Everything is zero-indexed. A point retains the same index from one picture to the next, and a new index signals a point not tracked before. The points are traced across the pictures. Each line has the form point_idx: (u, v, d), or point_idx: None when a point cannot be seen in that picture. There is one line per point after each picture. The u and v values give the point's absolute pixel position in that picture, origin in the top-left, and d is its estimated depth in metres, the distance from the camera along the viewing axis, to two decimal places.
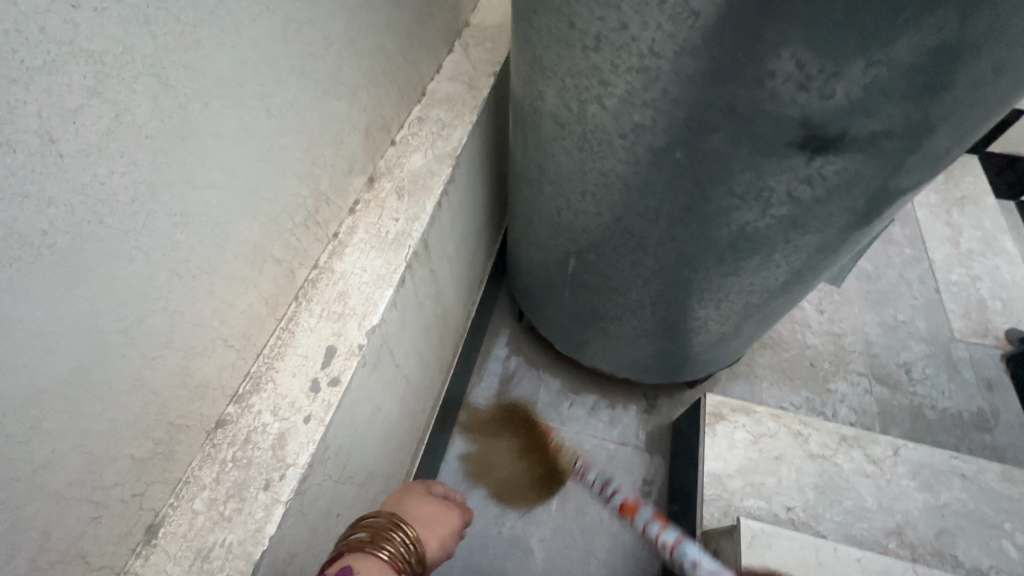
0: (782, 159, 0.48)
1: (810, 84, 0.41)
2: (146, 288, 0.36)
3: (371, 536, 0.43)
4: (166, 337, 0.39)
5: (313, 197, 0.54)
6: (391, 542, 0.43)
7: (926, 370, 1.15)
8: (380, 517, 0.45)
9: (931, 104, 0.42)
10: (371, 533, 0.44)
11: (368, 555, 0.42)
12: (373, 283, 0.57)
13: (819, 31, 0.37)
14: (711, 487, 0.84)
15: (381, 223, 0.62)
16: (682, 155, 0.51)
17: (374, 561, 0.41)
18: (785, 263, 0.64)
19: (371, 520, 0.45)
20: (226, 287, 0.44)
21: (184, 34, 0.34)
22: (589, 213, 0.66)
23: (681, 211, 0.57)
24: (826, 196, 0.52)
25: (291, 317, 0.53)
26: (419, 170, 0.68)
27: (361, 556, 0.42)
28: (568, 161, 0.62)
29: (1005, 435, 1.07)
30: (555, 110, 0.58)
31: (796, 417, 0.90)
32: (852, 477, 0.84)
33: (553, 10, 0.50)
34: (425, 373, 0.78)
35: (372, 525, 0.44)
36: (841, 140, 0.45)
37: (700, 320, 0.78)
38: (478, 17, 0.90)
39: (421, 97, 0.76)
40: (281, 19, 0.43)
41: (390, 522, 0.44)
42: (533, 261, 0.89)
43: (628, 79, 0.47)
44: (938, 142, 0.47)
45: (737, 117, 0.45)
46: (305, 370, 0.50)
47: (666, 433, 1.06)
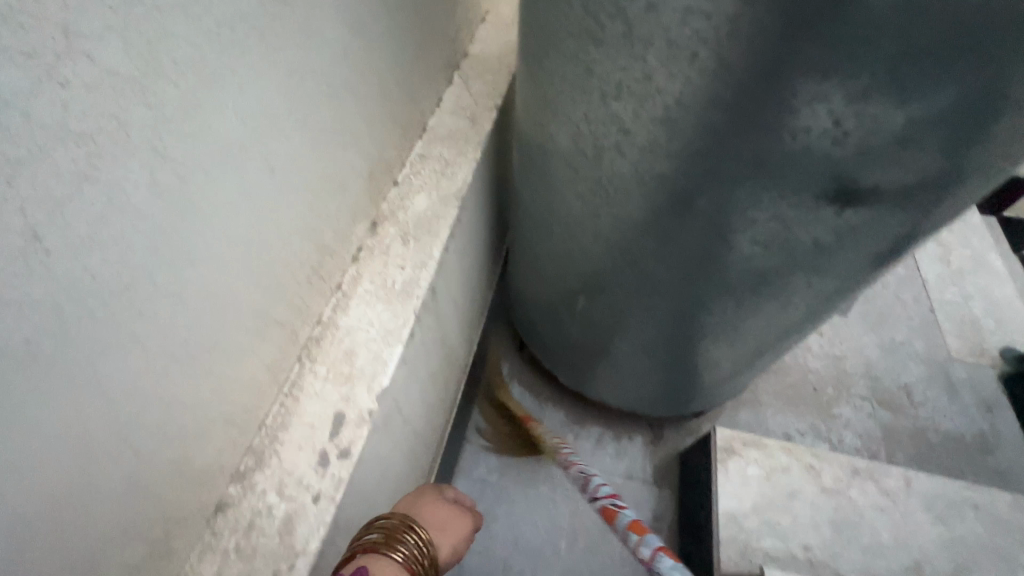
0: (810, 210, 0.46)
1: (845, 140, 0.39)
2: (142, 378, 0.33)
3: (385, 536, 0.41)
4: (163, 427, 0.35)
5: (316, 251, 0.51)
6: (405, 543, 0.41)
7: (927, 392, 1.15)
8: (394, 518, 0.43)
9: (965, 157, 0.41)
10: (386, 532, 0.41)
11: (383, 557, 0.39)
12: (381, 340, 0.53)
13: (858, 89, 0.36)
14: (727, 528, 0.82)
15: (387, 272, 0.59)
16: (704, 206, 0.49)
17: (389, 564, 0.39)
18: (803, 304, 0.63)
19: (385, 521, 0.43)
20: (226, 361, 0.40)
21: (184, 100, 0.31)
22: (602, 255, 0.64)
23: (701, 257, 0.55)
24: (850, 242, 0.51)
25: (294, 381, 0.50)
26: (423, 213, 0.65)
27: (375, 558, 0.39)
28: (580, 204, 0.60)
29: (1007, 456, 1.08)
30: (568, 153, 0.56)
31: (808, 450, 0.88)
32: (867, 511, 0.83)
33: (568, 56, 0.48)
34: (430, 420, 0.75)
35: (387, 526, 0.42)
36: (872, 192, 0.44)
37: (711, 358, 0.77)
38: (477, 47, 0.88)
39: (422, 133, 0.73)
40: (285, 72, 0.40)
41: (405, 522, 0.42)
42: (538, 296, 0.87)
43: (651, 129, 0.45)
44: (967, 191, 0.46)
45: (766, 170, 0.43)
46: (312, 442, 0.47)
47: (673, 465, 1.04)
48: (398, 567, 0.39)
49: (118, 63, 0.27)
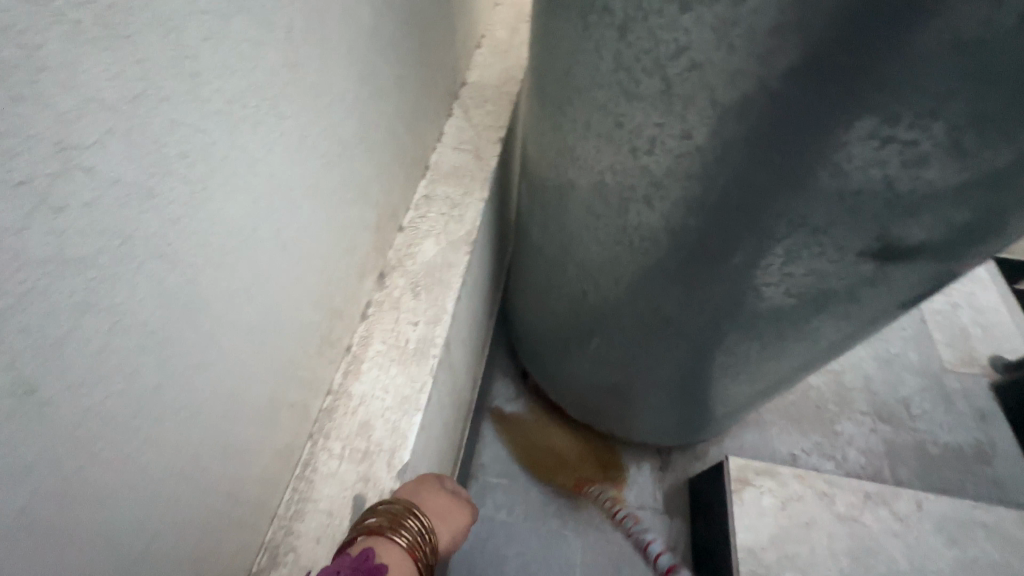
0: (849, 264, 0.45)
1: (896, 202, 0.38)
2: (152, 507, 0.29)
3: (391, 520, 0.40)
4: (174, 553, 0.31)
5: (327, 318, 0.47)
6: (410, 528, 0.40)
7: (924, 404, 1.17)
8: (398, 503, 0.41)
9: (1012, 215, 0.40)
10: (391, 517, 0.40)
11: (389, 540, 0.38)
12: (398, 408, 0.50)
13: (917, 155, 0.34)
14: (746, 562, 0.81)
15: (399, 329, 0.55)
16: (738, 259, 0.47)
17: (395, 548, 0.38)
18: (826, 345, 0.62)
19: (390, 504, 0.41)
20: (239, 461, 0.36)
21: (193, 194, 0.27)
22: (621, 299, 0.62)
23: (728, 306, 0.54)
24: (884, 291, 0.50)
25: (308, 462, 0.46)
26: (432, 261, 0.61)
27: (380, 541, 0.38)
28: (600, 250, 0.58)
29: (1004, 466, 1.10)
30: (589, 201, 0.54)
31: (820, 476, 0.88)
32: (882, 537, 0.83)
33: (595, 107, 0.45)
34: (442, 471, 0.71)
35: (392, 510, 0.41)
36: (915, 247, 0.43)
37: (728, 393, 0.75)
38: (475, 75, 0.84)
39: (425, 172, 0.70)
40: (296, 139, 0.36)
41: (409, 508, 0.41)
42: (546, 331, 0.84)
43: (686, 185, 0.43)
44: (1005, 242, 0.45)
45: (808, 229, 0.42)
46: (332, 532, 0.43)
47: (683, 492, 1.02)
48: (404, 553, 0.38)
49: (122, 169, 0.23)
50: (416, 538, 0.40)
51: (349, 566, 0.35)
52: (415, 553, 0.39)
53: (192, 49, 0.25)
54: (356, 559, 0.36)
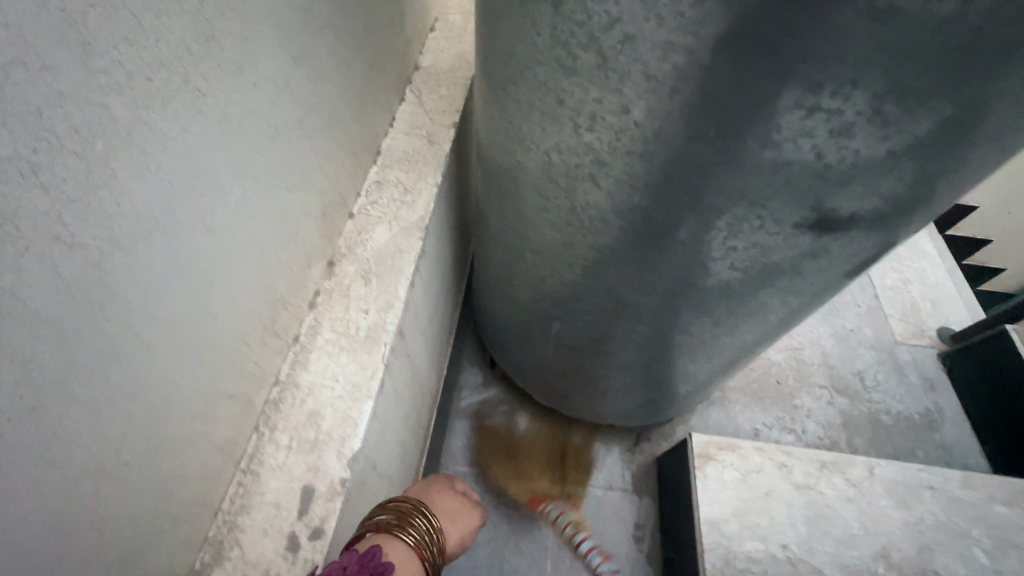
0: (789, 237, 0.46)
1: (828, 172, 0.38)
2: (68, 506, 0.27)
3: (398, 519, 0.43)
4: (97, 554, 0.30)
5: (269, 308, 0.45)
6: (416, 527, 0.43)
7: (878, 376, 1.21)
8: (408, 502, 0.44)
9: (940, 183, 0.41)
10: (398, 514, 0.43)
11: (395, 538, 0.41)
12: (348, 395, 0.49)
13: (844, 125, 0.35)
14: (710, 535, 0.83)
15: (349, 318, 0.54)
16: (684, 236, 0.47)
17: (402, 546, 0.41)
18: (777, 320, 0.63)
19: (397, 503, 0.45)
20: (171, 457, 0.35)
21: (90, 172, 0.25)
22: (577, 282, 0.62)
23: (679, 284, 0.54)
24: (825, 264, 0.51)
25: (253, 455, 0.45)
26: (384, 247, 0.60)
27: (388, 538, 0.41)
28: (553, 232, 0.58)
29: (951, 432, 1.16)
30: (539, 182, 0.53)
31: (779, 449, 0.91)
32: (838, 504, 0.86)
33: (537, 85, 0.45)
34: (405, 461, 0.70)
35: (399, 509, 0.44)
36: (850, 219, 0.44)
37: (688, 372, 0.76)
38: (428, 59, 0.83)
39: (376, 158, 0.68)
40: (218, 119, 0.35)
41: (417, 508, 0.44)
42: (509, 317, 0.84)
43: (628, 161, 0.43)
44: (936, 211, 0.46)
45: (748, 202, 0.42)
46: (278, 525, 0.42)
47: (651, 471, 1.04)
48: (408, 550, 0.41)
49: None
50: (421, 537, 0.42)
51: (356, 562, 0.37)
52: (420, 552, 0.41)
53: (77, 17, 0.24)
54: (363, 555, 0.38)
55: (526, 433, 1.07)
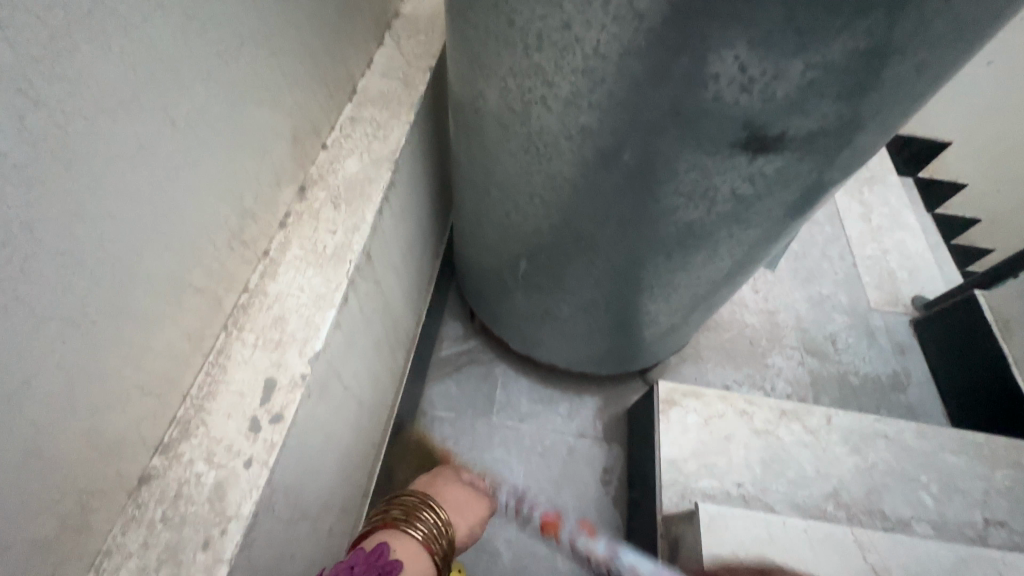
0: (726, 159, 0.48)
1: (752, 86, 0.41)
2: (31, 342, 0.31)
3: (405, 515, 0.53)
4: (65, 396, 0.33)
5: (237, 215, 0.49)
6: (423, 521, 0.53)
7: (849, 339, 1.25)
8: (415, 502, 0.55)
9: (861, 103, 0.43)
10: (405, 511, 0.53)
11: (404, 533, 0.51)
12: (312, 303, 0.52)
13: (760, 34, 0.37)
14: (668, 473, 0.87)
15: (317, 237, 0.57)
16: (630, 158, 0.50)
17: (410, 544, 0.51)
18: (728, 256, 0.66)
19: (405, 500, 0.55)
20: (136, 328, 0.38)
21: (51, 38, 0.29)
22: (538, 215, 0.65)
23: (630, 212, 0.57)
24: (765, 192, 0.54)
25: (221, 350, 0.48)
26: (355, 176, 0.63)
27: (398, 536, 0.51)
28: (513, 163, 0.60)
29: (916, 393, 1.19)
30: (498, 110, 0.56)
31: (741, 397, 0.95)
32: (793, 448, 0.90)
33: (491, 7, 0.47)
34: (376, 388, 0.74)
35: (405, 506, 0.54)
36: (782, 140, 0.46)
37: (650, 314, 0.80)
38: (409, 7, 0.84)
39: (352, 96, 0.71)
40: (180, 18, 0.37)
41: (422, 504, 0.54)
42: (482, 262, 0.87)
43: (573, 81, 0.46)
44: (866, 139, 0.49)
45: (681, 119, 0.45)
46: (242, 409, 0.46)
47: (622, 420, 1.08)
48: (418, 544, 0.51)
49: None
50: (429, 531, 0.52)
51: (365, 561, 0.47)
52: (429, 545, 0.51)
53: None
54: (372, 554, 0.47)
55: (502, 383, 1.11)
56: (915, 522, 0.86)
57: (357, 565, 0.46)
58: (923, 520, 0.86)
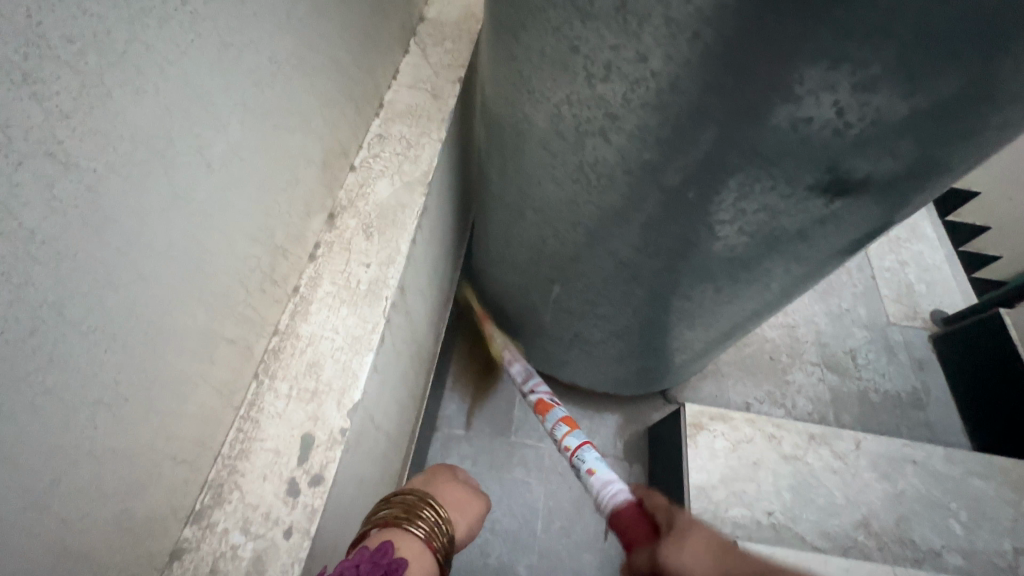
0: (800, 200, 0.45)
1: (846, 131, 0.37)
2: (61, 435, 0.27)
3: (405, 512, 0.45)
4: (97, 483, 0.30)
5: (269, 254, 0.45)
6: (424, 519, 0.44)
7: (869, 355, 1.23)
8: (412, 494, 0.46)
9: (957, 147, 0.40)
10: (404, 508, 0.45)
11: (406, 532, 0.43)
12: (348, 347, 0.48)
13: (866, 78, 0.34)
14: (697, 500, 0.85)
15: (349, 271, 0.53)
16: (693, 195, 0.47)
17: (412, 540, 0.43)
18: (778, 289, 0.63)
19: (403, 496, 0.47)
20: (171, 393, 0.35)
21: (83, 88, 0.25)
22: (580, 243, 0.62)
23: (683, 246, 0.54)
24: (833, 231, 0.50)
25: (253, 402, 0.45)
26: (386, 202, 0.59)
27: (397, 532, 0.43)
28: (558, 191, 0.57)
29: (936, 410, 1.18)
30: (546, 137, 0.52)
31: (770, 421, 0.92)
32: (822, 474, 0.88)
33: (550, 31, 0.43)
34: (401, 420, 0.71)
35: (405, 502, 0.46)
36: (864, 182, 0.43)
37: (684, 340, 0.77)
38: (434, 11, 0.80)
39: (378, 110, 0.66)
40: (217, 47, 0.33)
41: (423, 500, 0.46)
42: (508, 281, 0.84)
43: (641, 114, 0.42)
44: (948, 180, 0.45)
45: (761, 160, 0.41)
46: (278, 470, 0.42)
47: (643, 440, 1.05)
48: (420, 544, 0.43)
49: None
50: (430, 528, 0.44)
51: (370, 560, 0.40)
52: (432, 544, 0.43)
53: None
54: (375, 554, 0.39)
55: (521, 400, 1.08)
56: (946, 551, 0.84)
57: (357, 567, 0.38)
58: (954, 549, 0.85)
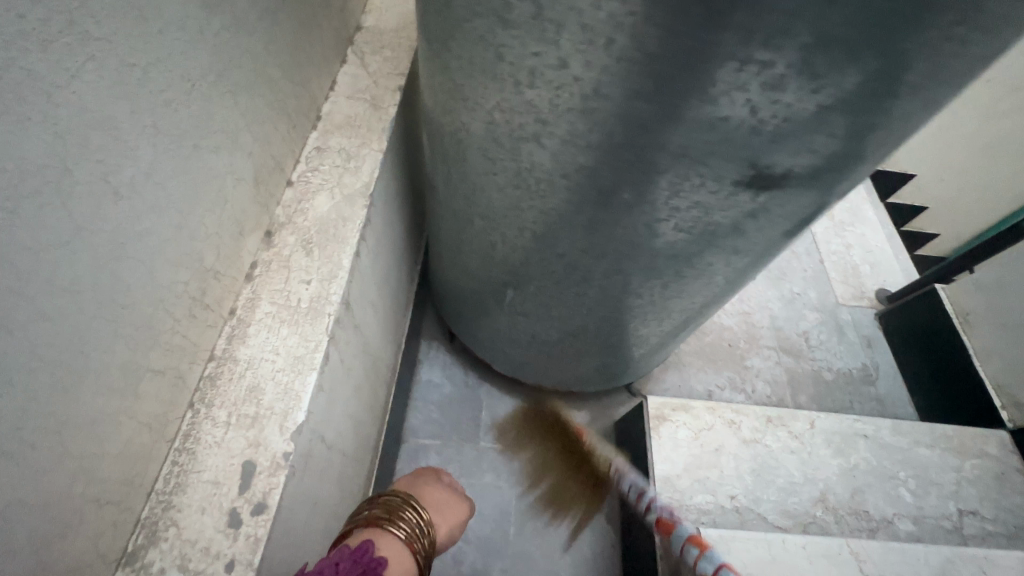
0: (729, 196, 0.46)
1: (761, 128, 0.39)
2: None
3: (388, 513, 0.47)
4: (4, 537, 0.28)
5: (197, 278, 0.43)
6: (407, 520, 0.46)
7: (821, 335, 1.28)
8: (397, 496, 0.48)
9: (867, 139, 0.42)
10: (388, 509, 0.47)
11: (387, 532, 0.45)
12: (290, 369, 0.47)
13: (774, 78, 0.35)
14: (663, 491, 0.86)
15: (289, 289, 0.51)
16: (628, 196, 0.47)
17: (394, 540, 0.45)
18: (722, 281, 0.65)
19: (388, 499, 0.49)
20: (89, 433, 0.33)
21: None
22: (527, 247, 0.62)
23: (626, 245, 0.55)
24: (764, 223, 0.52)
25: (188, 433, 0.43)
26: (326, 216, 0.57)
27: (379, 532, 0.45)
28: (500, 197, 0.57)
29: (885, 384, 1.22)
30: (483, 144, 0.52)
31: (729, 407, 0.95)
32: (780, 454, 0.91)
33: (476, 39, 0.43)
34: (359, 435, 0.69)
35: (389, 504, 0.48)
36: (787, 175, 0.44)
37: (640, 335, 0.78)
38: (372, 19, 0.78)
39: (316, 122, 0.65)
40: (115, 69, 0.32)
41: (405, 502, 0.48)
42: (464, 287, 0.83)
43: (570, 119, 0.42)
44: (865, 169, 0.48)
45: (687, 160, 0.42)
46: (218, 501, 0.40)
47: (610, 435, 1.07)
48: (401, 544, 0.45)
49: None
50: (412, 530, 0.46)
51: (349, 558, 0.40)
52: (413, 544, 0.45)
53: None
54: (356, 550, 0.41)
55: (488, 404, 1.08)
56: (897, 518, 0.89)
57: (341, 563, 0.39)
58: (904, 516, 0.89)
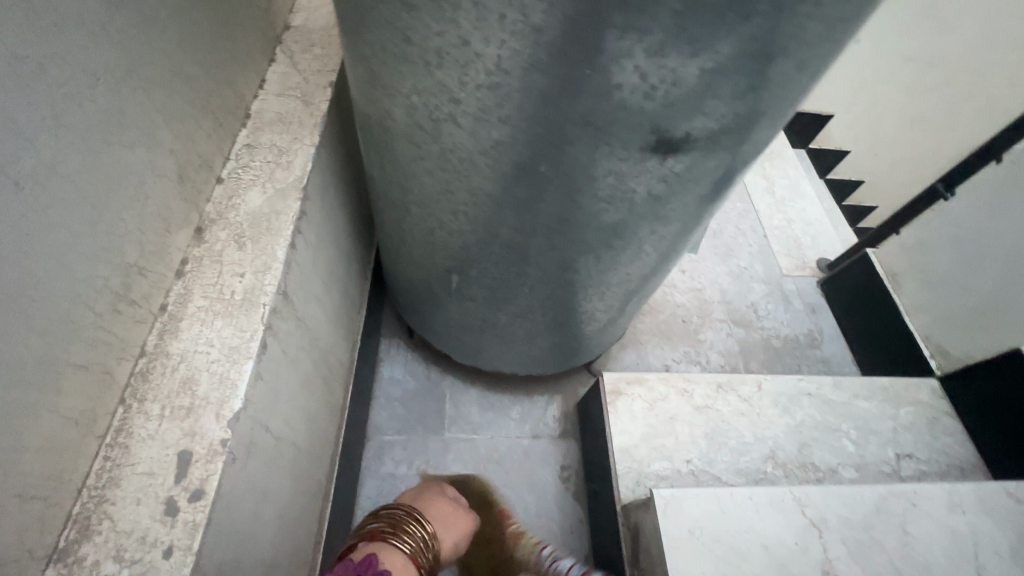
0: (639, 162, 0.49)
1: (654, 93, 0.42)
2: None
3: (391, 529, 0.58)
4: None
5: (119, 273, 0.43)
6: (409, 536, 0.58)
7: (768, 305, 1.34)
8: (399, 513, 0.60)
9: (754, 101, 0.45)
10: (391, 525, 0.59)
11: (392, 545, 0.56)
12: (225, 359, 0.47)
13: (655, 44, 0.38)
14: (622, 462, 0.89)
15: (222, 283, 0.51)
16: (546, 168, 0.50)
17: (398, 555, 0.56)
18: (653, 251, 0.68)
19: (391, 515, 0.61)
20: (3, 426, 0.33)
21: None
22: (464, 230, 0.64)
23: (554, 219, 0.57)
24: (680, 189, 0.55)
25: (121, 427, 0.43)
26: (257, 210, 0.58)
27: (383, 546, 0.56)
28: (431, 181, 0.58)
29: (830, 346, 1.29)
30: (407, 129, 0.53)
31: (681, 377, 0.99)
32: (731, 417, 0.95)
33: (384, 24, 0.45)
34: (313, 430, 0.70)
35: (392, 520, 0.59)
36: (689, 139, 0.47)
37: (587, 312, 0.81)
38: (300, 18, 0.79)
39: (246, 120, 0.65)
40: (5, 60, 0.32)
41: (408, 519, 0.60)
42: (414, 278, 0.85)
43: (480, 95, 0.44)
44: (762, 131, 0.51)
45: (593, 129, 0.45)
46: (154, 492, 0.41)
47: (572, 416, 1.09)
48: (404, 557, 0.56)
49: None
50: (412, 544, 0.58)
51: (353, 567, 0.50)
52: (413, 558, 0.56)
53: None
54: (361, 563, 0.51)
55: (451, 395, 1.09)
56: (841, 467, 0.94)
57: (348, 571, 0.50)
58: (847, 465, 0.95)
